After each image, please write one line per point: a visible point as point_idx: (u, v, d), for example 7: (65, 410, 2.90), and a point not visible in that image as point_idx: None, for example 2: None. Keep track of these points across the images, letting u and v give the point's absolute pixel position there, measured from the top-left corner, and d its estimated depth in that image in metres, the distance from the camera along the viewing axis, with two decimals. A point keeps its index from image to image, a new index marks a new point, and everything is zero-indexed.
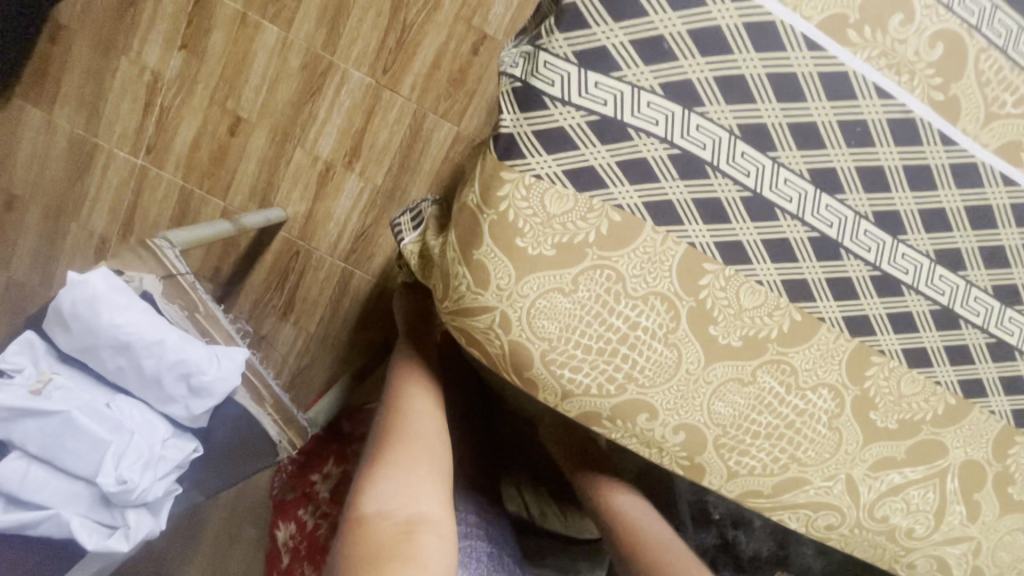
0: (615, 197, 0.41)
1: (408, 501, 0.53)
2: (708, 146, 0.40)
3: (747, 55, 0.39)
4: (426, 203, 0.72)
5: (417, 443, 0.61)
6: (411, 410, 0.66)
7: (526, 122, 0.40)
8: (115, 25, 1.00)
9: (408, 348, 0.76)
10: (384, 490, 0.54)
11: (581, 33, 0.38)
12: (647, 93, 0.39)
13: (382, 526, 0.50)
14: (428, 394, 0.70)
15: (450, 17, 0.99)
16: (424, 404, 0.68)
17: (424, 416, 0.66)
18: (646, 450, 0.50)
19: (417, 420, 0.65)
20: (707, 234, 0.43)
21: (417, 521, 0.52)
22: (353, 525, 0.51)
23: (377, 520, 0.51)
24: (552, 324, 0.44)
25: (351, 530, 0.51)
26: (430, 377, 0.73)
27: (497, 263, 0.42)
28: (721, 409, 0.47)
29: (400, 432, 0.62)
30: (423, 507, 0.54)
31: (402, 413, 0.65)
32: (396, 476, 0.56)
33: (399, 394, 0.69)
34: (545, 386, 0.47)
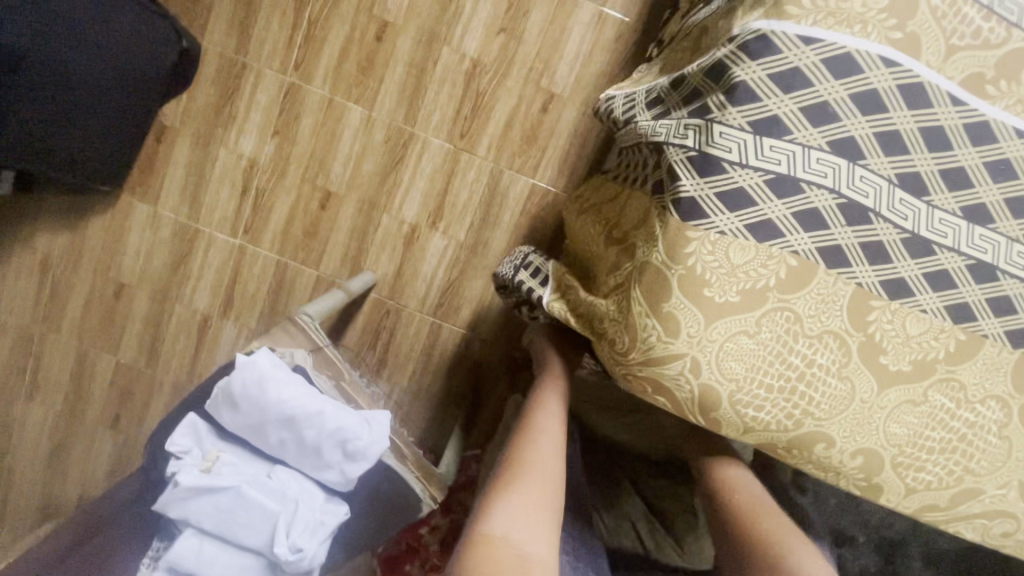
0: (791, 245, 0.46)
1: (528, 533, 0.49)
2: (872, 194, 0.45)
3: (901, 111, 0.44)
4: (541, 260, 0.77)
5: (543, 475, 0.57)
6: (540, 443, 0.62)
7: (706, 185, 0.46)
8: (214, 121, 1.09)
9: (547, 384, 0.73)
10: (507, 514, 0.50)
11: (754, 107, 0.44)
12: (816, 151, 0.44)
13: (501, 551, 0.46)
14: (557, 432, 0.66)
15: (520, 82, 1.07)
16: (552, 440, 0.64)
17: (552, 450, 0.62)
18: (823, 476, 0.53)
19: (543, 452, 0.61)
20: (874, 272, 0.47)
21: (537, 556, 0.47)
22: (468, 543, 0.48)
23: (498, 542, 0.47)
24: (737, 365, 0.48)
25: (468, 547, 0.47)
26: (561, 416, 0.69)
27: (686, 313, 0.47)
28: (897, 430, 0.50)
29: (526, 463, 0.58)
30: (542, 542, 0.49)
31: (533, 444, 0.62)
32: (519, 504, 0.52)
33: (529, 426, 0.66)
34: (730, 423, 0.50)
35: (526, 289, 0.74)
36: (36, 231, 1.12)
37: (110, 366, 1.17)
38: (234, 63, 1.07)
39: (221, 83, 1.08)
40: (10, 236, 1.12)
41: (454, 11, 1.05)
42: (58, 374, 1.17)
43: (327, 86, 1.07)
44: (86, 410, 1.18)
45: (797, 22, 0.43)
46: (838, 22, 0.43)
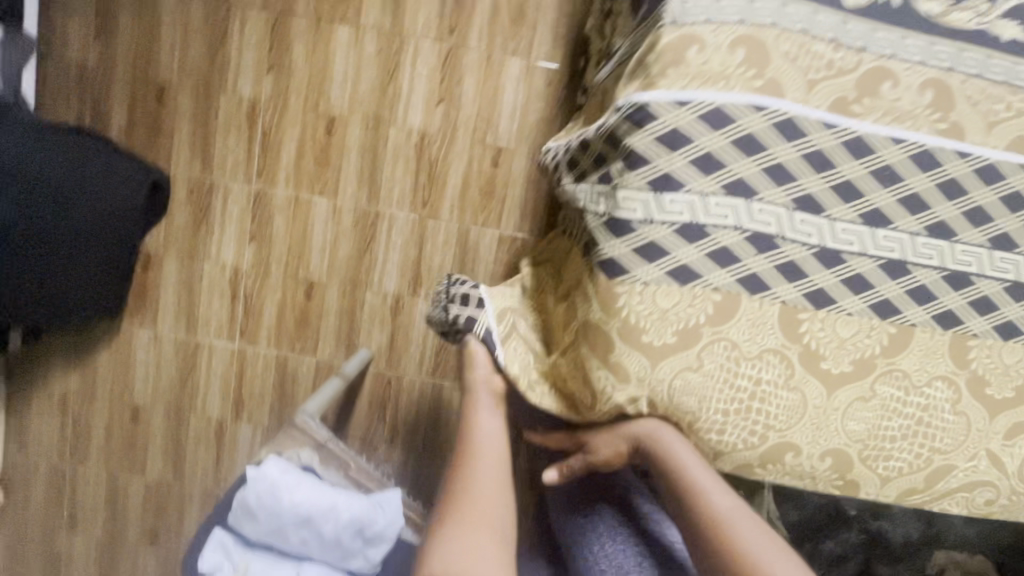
0: (712, 282, 0.49)
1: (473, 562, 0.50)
2: (773, 222, 0.49)
3: (780, 145, 0.48)
4: (468, 286, 0.69)
5: (486, 485, 0.57)
6: (484, 457, 0.61)
7: (622, 245, 0.50)
8: (193, 239, 1.16)
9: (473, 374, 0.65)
10: (449, 546, 0.51)
11: (647, 168, 0.48)
12: (712, 196, 0.48)
13: None
14: (499, 430, 0.64)
15: (467, 145, 1.13)
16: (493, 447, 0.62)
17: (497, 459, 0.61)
18: (803, 484, 0.56)
19: (485, 458, 0.60)
20: (795, 289, 0.50)
21: None
22: None
23: None
24: (691, 398, 0.52)
25: None
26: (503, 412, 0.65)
27: (632, 360, 0.51)
28: (856, 426, 0.53)
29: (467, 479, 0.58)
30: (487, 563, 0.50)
31: (477, 461, 0.60)
32: (461, 530, 0.53)
33: (470, 435, 0.63)
34: (700, 452, 0.54)
35: (465, 321, 0.65)
36: (51, 374, 1.18)
37: (140, 487, 1.22)
38: (202, 183, 1.14)
39: (193, 203, 1.15)
40: (29, 384, 1.19)
41: (393, 93, 1.11)
42: (93, 504, 1.22)
43: (291, 186, 1.14)
44: (126, 533, 1.23)
45: (667, 88, 0.47)
46: (703, 80, 0.47)
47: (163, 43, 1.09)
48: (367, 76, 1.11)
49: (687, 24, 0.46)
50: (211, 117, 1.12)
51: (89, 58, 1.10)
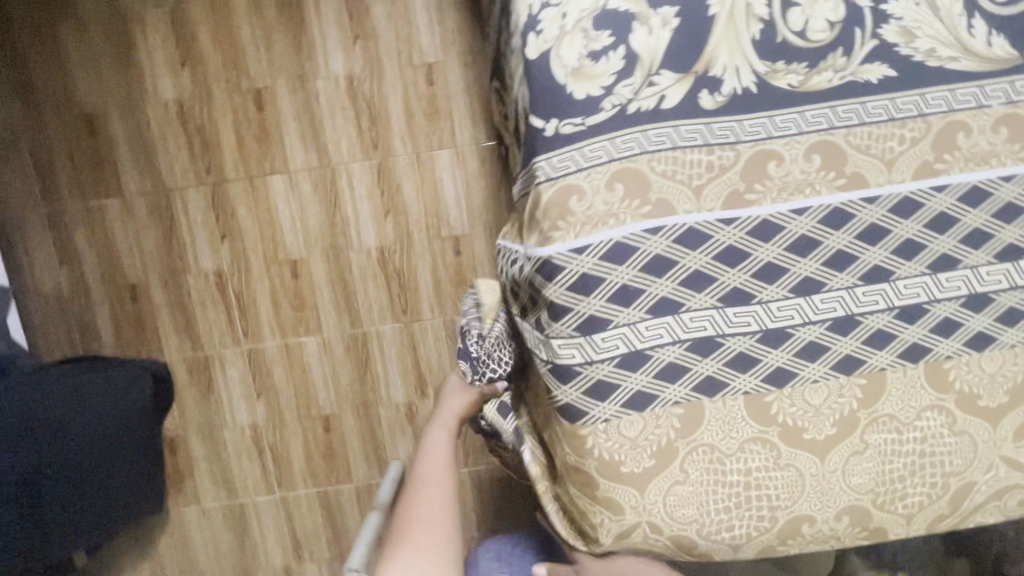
0: (670, 399, 0.50)
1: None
2: (709, 325, 0.49)
3: (689, 255, 0.48)
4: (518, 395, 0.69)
5: (429, 507, 0.63)
6: (423, 481, 0.66)
7: (573, 389, 0.50)
8: (207, 412, 1.20)
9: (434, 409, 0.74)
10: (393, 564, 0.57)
11: (571, 315, 0.49)
12: (641, 322, 0.49)
13: None
14: (446, 457, 0.68)
15: (426, 244, 1.15)
16: (435, 468, 0.67)
17: (437, 480, 0.65)
18: (829, 544, 0.55)
19: (432, 484, 0.65)
20: (752, 377, 0.50)
21: None
22: None
23: None
24: (687, 507, 0.52)
25: None
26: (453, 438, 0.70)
27: (620, 492, 0.51)
28: (860, 479, 0.53)
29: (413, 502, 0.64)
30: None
31: (418, 483, 0.66)
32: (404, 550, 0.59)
33: (421, 465, 0.68)
34: (717, 550, 0.54)
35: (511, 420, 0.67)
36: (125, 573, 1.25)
37: None
38: (198, 360, 1.19)
39: (196, 381, 1.19)
40: None
41: (341, 221, 1.14)
42: None
43: (278, 335, 1.18)
44: None
45: (563, 239, 0.48)
46: (594, 223, 0.47)
47: (121, 247, 1.15)
48: (312, 214, 1.14)
49: (561, 178, 0.47)
50: (186, 298, 1.17)
51: (62, 283, 1.16)
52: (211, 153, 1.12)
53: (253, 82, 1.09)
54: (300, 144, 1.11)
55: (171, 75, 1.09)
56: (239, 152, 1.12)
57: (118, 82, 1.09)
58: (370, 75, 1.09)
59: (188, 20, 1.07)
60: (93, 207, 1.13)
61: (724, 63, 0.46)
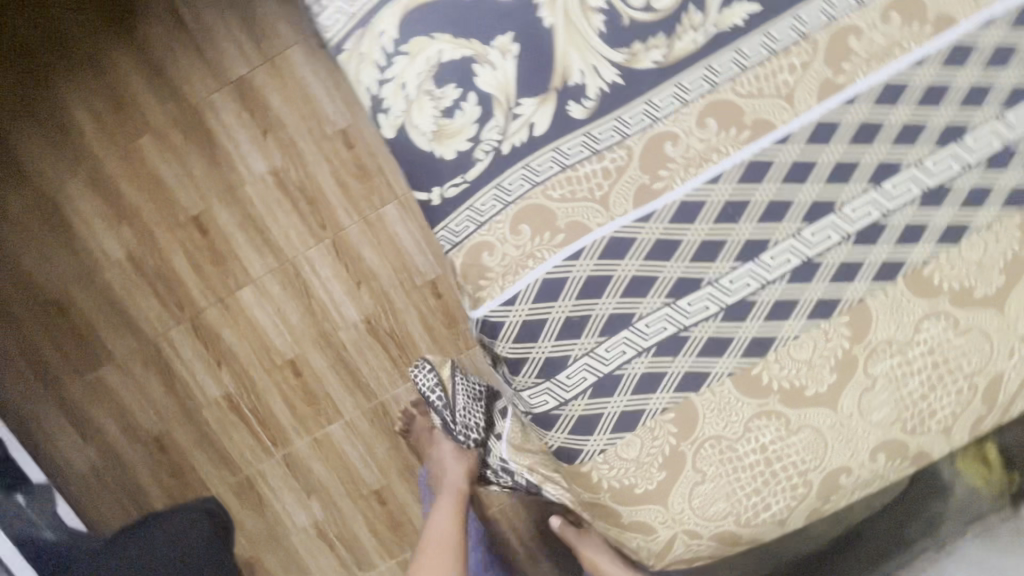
0: (657, 409, 0.48)
1: None
2: (667, 324, 0.47)
3: (620, 264, 0.46)
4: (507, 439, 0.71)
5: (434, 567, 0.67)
6: (431, 543, 0.70)
7: (558, 432, 0.49)
8: (269, 528, 1.23)
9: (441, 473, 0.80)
10: None
11: (528, 365, 0.47)
12: (599, 346, 0.47)
13: None
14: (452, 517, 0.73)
15: (406, 298, 1.15)
16: (443, 532, 0.71)
17: (444, 543, 0.70)
18: (877, 483, 0.53)
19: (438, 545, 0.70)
20: (732, 358, 0.48)
21: None
22: None
23: None
24: (717, 503, 0.50)
25: None
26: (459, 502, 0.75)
27: (643, 512, 0.50)
28: (881, 413, 0.50)
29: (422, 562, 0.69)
30: None
31: (428, 543, 0.71)
32: None
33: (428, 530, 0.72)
34: (763, 531, 0.52)
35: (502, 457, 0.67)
36: None
37: None
38: (241, 482, 1.21)
39: (247, 501, 1.22)
40: None
41: (319, 306, 1.14)
42: None
43: (304, 433, 1.19)
44: None
45: (490, 296, 0.46)
46: (514, 270, 0.45)
47: (133, 406, 1.18)
48: (290, 310, 1.14)
49: (465, 240, 0.45)
50: (208, 431, 1.19)
51: (94, 459, 1.19)
52: (176, 290, 1.13)
53: (188, 210, 1.10)
54: (253, 251, 1.12)
55: (113, 234, 1.11)
56: (202, 279, 1.13)
57: (68, 259, 1.11)
58: (292, 162, 1.09)
59: (107, 178, 1.09)
60: (94, 381, 1.16)
61: (579, 67, 0.43)
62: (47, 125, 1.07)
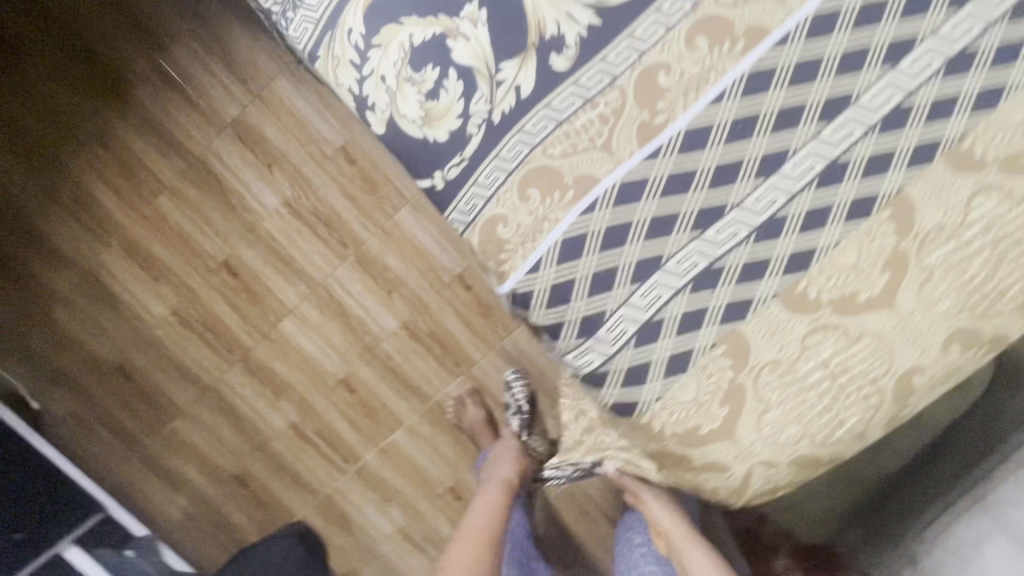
0: (707, 345, 0.47)
1: None
2: (699, 257, 0.45)
3: (637, 208, 0.44)
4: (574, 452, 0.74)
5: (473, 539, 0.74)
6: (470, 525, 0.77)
7: (611, 388, 0.48)
8: (357, 540, 1.27)
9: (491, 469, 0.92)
10: None
11: (566, 328, 0.47)
12: (634, 294, 0.46)
13: None
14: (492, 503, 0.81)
15: (438, 297, 1.16)
16: (481, 520, 0.77)
17: (482, 528, 0.76)
18: (956, 376, 0.50)
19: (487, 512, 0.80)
20: (774, 278, 0.46)
21: None
22: None
23: None
24: (789, 429, 0.49)
25: None
26: (501, 496, 0.83)
27: (714, 450, 0.49)
28: (947, 303, 0.47)
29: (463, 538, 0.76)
30: None
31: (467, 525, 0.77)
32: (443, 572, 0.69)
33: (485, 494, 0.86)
34: (843, 447, 0.50)
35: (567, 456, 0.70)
36: None
37: None
38: (323, 503, 1.26)
39: (332, 519, 1.27)
40: None
41: (357, 322, 1.17)
42: None
43: (371, 446, 1.23)
44: None
45: (514, 268, 0.46)
46: (532, 236, 0.45)
47: (209, 450, 1.24)
48: (331, 331, 1.17)
49: (477, 216, 0.45)
50: (282, 461, 1.24)
51: (185, 506, 1.27)
52: (222, 335, 1.18)
53: (216, 256, 1.14)
54: (283, 283, 1.15)
55: (153, 295, 1.16)
56: (243, 319, 1.17)
57: (120, 326, 1.18)
58: (300, 189, 1.11)
59: (136, 243, 1.14)
60: (169, 433, 1.23)
61: (552, 17, 0.42)
62: (71, 206, 1.12)
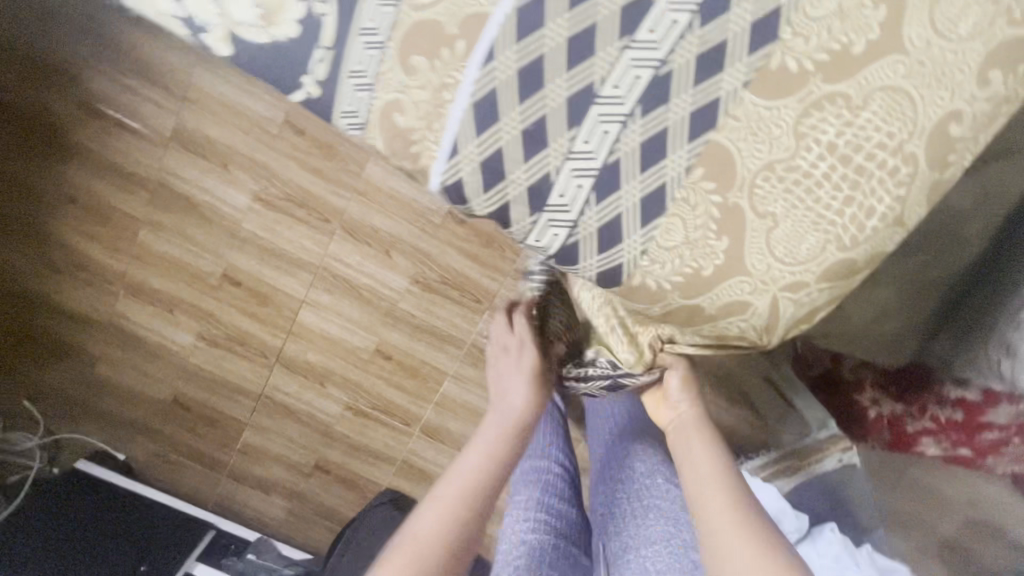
0: (682, 172, 0.39)
1: None
2: (640, 70, 0.37)
3: (545, 34, 0.36)
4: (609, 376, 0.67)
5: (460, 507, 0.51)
6: (455, 489, 0.53)
7: (589, 259, 0.42)
8: None
9: (500, 394, 0.67)
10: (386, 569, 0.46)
11: (515, 208, 0.41)
12: (577, 141, 0.38)
13: None
14: (491, 470, 0.56)
15: (436, 241, 1.11)
16: (479, 482, 0.54)
17: (475, 495, 0.53)
18: (1009, 109, 0.39)
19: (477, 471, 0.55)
20: (739, 64, 0.37)
21: None
22: None
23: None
24: (808, 239, 0.40)
25: None
26: (508, 450, 0.59)
27: (727, 290, 0.42)
28: (971, 18, 0.37)
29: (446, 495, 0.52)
30: None
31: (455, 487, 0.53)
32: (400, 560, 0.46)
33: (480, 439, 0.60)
34: (881, 241, 0.41)
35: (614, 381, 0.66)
36: None
37: None
38: (401, 467, 1.30)
39: (416, 479, 1.31)
40: None
41: (367, 291, 1.14)
42: None
43: (425, 403, 1.24)
44: None
45: (431, 158, 0.40)
46: (436, 114, 0.38)
47: (284, 450, 1.29)
48: (347, 308, 1.16)
49: (368, 113, 0.39)
50: (350, 441, 1.28)
51: (285, 504, 1.35)
52: (251, 343, 1.19)
53: (214, 271, 1.14)
54: (286, 277, 1.14)
55: (176, 325, 1.19)
56: (264, 322, 1.17)
57: (162, 364, 1.23)
58: (263, 178, 1.07)
59: (141, 284, 1.15)
60: (244, 446, 1.30)
61: None
62: (70, 269, 1.15)
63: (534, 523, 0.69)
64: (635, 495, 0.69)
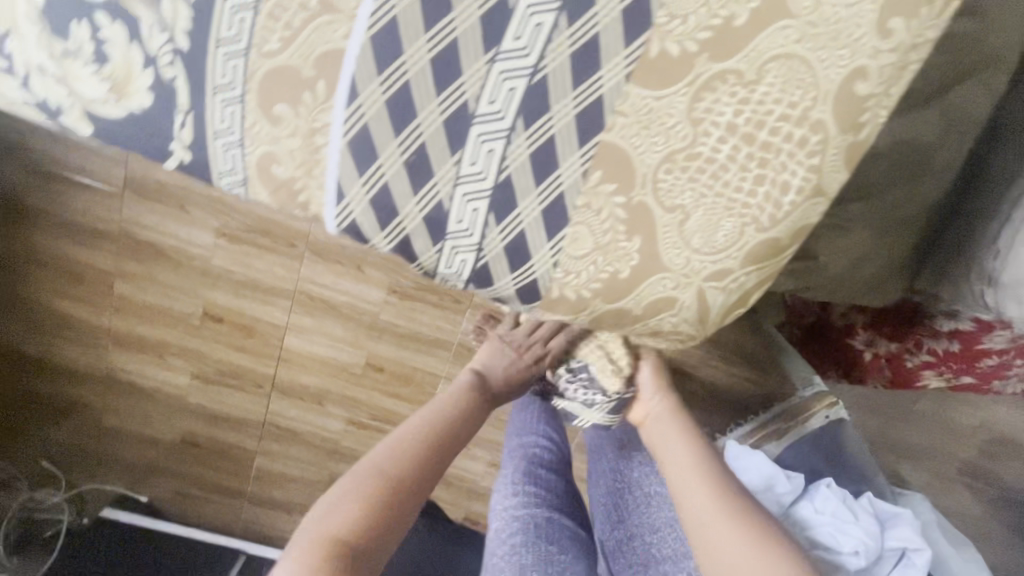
0: (578, 177, 0.37)
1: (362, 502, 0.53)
2: (511, 81, 0.35)
3: (405, 60, 0.34)
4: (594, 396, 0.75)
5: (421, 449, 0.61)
6: (418, 435, 0.62)
7: (505, 279, 0.41)
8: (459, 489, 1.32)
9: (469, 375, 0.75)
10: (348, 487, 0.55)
11: (415, 239, 0.40)
12: (463, 164, 0.37)
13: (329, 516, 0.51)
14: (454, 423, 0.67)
15: None
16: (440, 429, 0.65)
17: (433, 442, 0.63)
18: (923, 51, 0.36)
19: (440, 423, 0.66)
20: (615, 56, 0.35)
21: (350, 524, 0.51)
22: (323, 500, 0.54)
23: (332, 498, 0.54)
24: (724, 225, 0.39)
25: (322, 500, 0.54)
26: (473, 409, 0.70)
27: (650, 288, 0.40)
28: None
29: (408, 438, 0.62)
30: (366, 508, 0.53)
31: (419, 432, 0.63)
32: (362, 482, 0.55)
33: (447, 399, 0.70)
34: (804, 214, 0.39)
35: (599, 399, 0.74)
36: None
37: None
38: None
39: None
40: None
41: (347, 308, 1.14)
42: None
43: None
44: None
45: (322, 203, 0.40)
46: (312, 160, 0.38)
47: (297, 471, 1.32)
48: (331, 327, 1.16)
49: (244, 168, 0.40)
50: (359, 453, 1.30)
51: None
52: (245, 375, 1.21)
53: (195, 311, 1.14)
54: (265, 306, 1.14)
55: (170, 368, 1.20)
56: (253, 353, 1.18)
57: (164, 407, 1.25)
58: (222, 212, 1.05)
59: (127, 334, 1.17)
60: (259, 473, 1.33)
61: None
62: (58, 330, 1.16)
63: (525, 497, 0.69)
64: (635, 485, 0.71)
